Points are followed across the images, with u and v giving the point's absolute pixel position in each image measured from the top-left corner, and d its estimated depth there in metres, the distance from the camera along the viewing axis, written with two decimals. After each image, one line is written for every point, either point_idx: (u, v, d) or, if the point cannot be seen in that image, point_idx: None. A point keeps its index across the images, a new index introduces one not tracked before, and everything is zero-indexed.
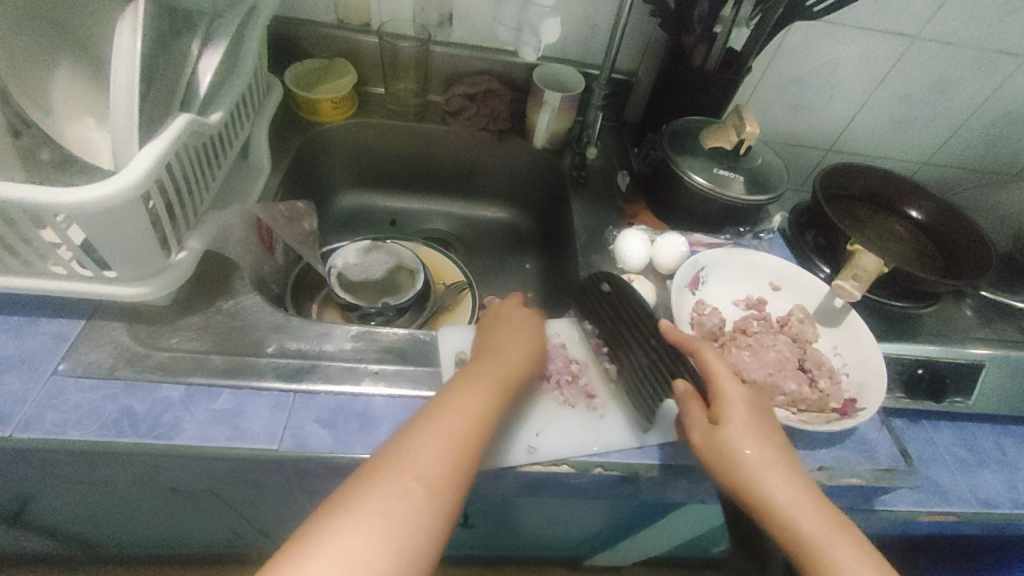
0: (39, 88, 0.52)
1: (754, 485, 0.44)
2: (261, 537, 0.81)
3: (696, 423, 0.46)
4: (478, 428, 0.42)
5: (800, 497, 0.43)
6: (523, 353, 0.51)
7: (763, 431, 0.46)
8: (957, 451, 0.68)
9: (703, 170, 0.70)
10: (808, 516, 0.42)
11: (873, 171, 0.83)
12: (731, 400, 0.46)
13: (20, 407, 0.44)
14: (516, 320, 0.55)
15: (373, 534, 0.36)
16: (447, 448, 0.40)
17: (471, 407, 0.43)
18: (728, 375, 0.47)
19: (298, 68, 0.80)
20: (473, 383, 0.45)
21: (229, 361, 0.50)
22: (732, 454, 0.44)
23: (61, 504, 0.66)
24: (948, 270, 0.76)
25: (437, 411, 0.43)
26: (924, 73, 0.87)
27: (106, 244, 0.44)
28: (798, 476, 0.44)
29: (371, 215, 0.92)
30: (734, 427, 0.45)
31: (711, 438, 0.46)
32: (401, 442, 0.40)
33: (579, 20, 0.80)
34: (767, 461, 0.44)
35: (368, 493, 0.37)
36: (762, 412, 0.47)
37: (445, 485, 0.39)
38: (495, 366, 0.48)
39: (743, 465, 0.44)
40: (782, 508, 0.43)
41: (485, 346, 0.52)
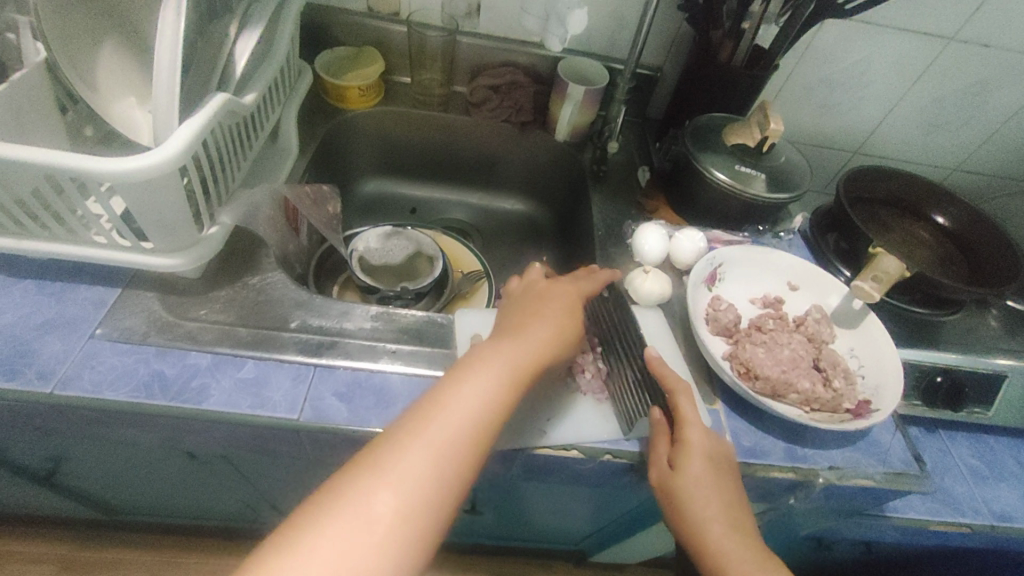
0: (87, 66, 0.54)
1: (698, 534, 0.46)
2: (274, 511, 0.84)
3: (657, 461, 0.49)
4: (501, 409, 0.43)
5: (743, 555, 0.45)
6: (555, 332, 0.50)
7: (721, 484, 0.47)
8: (973, 462, 0.67)
9: (725, 167, 0.70)
10: (747, 566, 0.45)
11: (899, 174, 0.82)
12: (691, 450, 0.47)
13: (60, 365, 0.47)
14: (549, 300, 0.52)
15: (396, 501, 0.38)
16: (467, 426, 0.41)
17: (495, 386, 0.43)
18: (697, 424, 0.47)
19: (329, 55, 0.82)
20: (500, 361, 0.45)
21: (254, 333, 0.52)
22: (681, 502, 0.46)
23: (90, 466, 0.69)
24: (974, 277, 0.75)
25: (458, 387, 0.43)
26: (958, 76, 0.85)
27: (143, 214, 0.46)
28: (744, 533, 0.46)
29: (392, 203, 0.93)
30: (687, 474, 0.46)
31: (666, 479, 0.48)
32: (422, 415, 0.41)
33: (606, 14, 0.81)
34: (716, 514, 0.46)
35: (388, 464, 0.39)
36: (724, 464, 0.48)
37: (465, 461, 0.40)
38: (523, 349, 0.47)
39: (691, 514, 0.46)
40: (720, 561, 0.45)
41: (515, 321, 0.50)
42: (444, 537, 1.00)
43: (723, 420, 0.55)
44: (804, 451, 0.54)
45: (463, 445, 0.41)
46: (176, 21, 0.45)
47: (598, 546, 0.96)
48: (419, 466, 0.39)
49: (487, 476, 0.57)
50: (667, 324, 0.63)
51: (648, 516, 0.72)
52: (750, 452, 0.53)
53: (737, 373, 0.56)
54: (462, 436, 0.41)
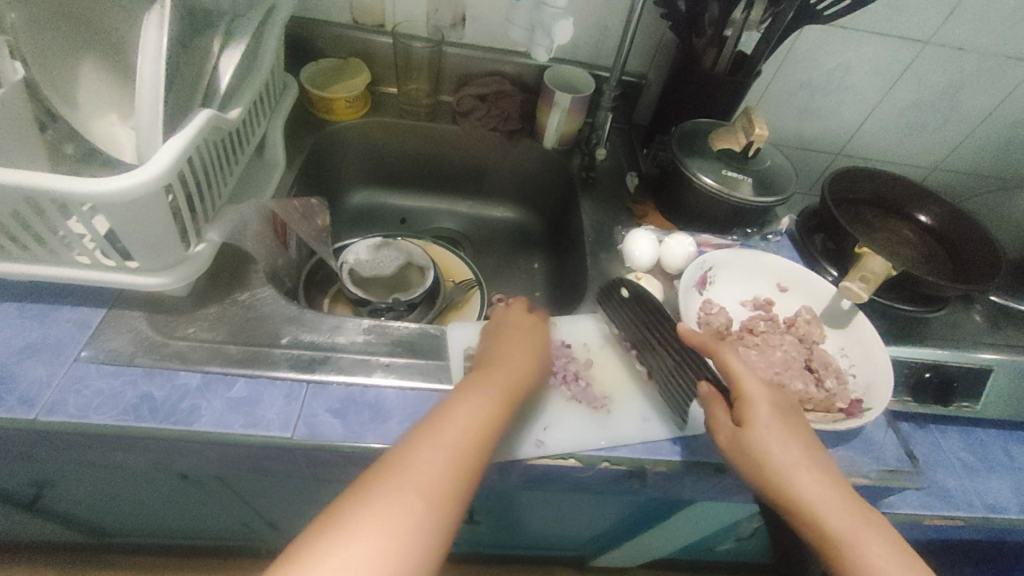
0: (66, 83, 0.54)
1: (787, 485, 0.43)
2: (269, 530, 0.83)
3: (720, 426, 0.47)
4: (496, 421, 0.44)
5: (829, 494, 0.43)
6: (532, 356, 0.52)
7: (792, 431, 0.46)
8: (965, 456, 0.68)
9: (712, 172, 0.70)
10: (835, 506, 0.42)
11: (882, 175, 0.83)
12: (754, 400, 0.46)
13: (45, 390, 0.46)
14: (520, 330, 0.55)
15: (410, 505, 0.37)
16: (470, 436, 0.42)
17: (489, 400, 0.45)
18: (751, 376, 0.47)
19: (314, 68, 0.81)
20: (489, 381, 0.47)
21: (245, 351, 0.51)
22: (762, 456, 0.44)
23: (77, 490, 0.68)
24: (957, 274, 0.76)
25: (455, 403, 0.44)
26: (935, 78, 0.87)
27: (129, 233, 0.46)
28: (824, 473, 0.44)
29: (382, 214, 0.93)
30: (757, 425, 0.45)
31: (736, 439, 0.46)
32: (427, 427, 0.42)
33: (591, 23, 0.82)
34: (798, 460, 0.44)
35: (386, 483, 0.38)
36: (789, 410, 0.47)
37: (469, 470, 0.40)
38: (504, 372, 0.48)
39: (775, 465, 0.44)
40: (812, 506, 0.43)
41: (494, 347, 0.52)
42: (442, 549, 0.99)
43: None
44: None
45: (466, 454, 0.41)
46: (158, 39, 0.44)
47: (598, 551, 0.96)
48: (429, 473, 0.39)
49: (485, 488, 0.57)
50: None
51: (647, 520, 0.72)
52: None
53: None
54: (463, 445, 0.41)
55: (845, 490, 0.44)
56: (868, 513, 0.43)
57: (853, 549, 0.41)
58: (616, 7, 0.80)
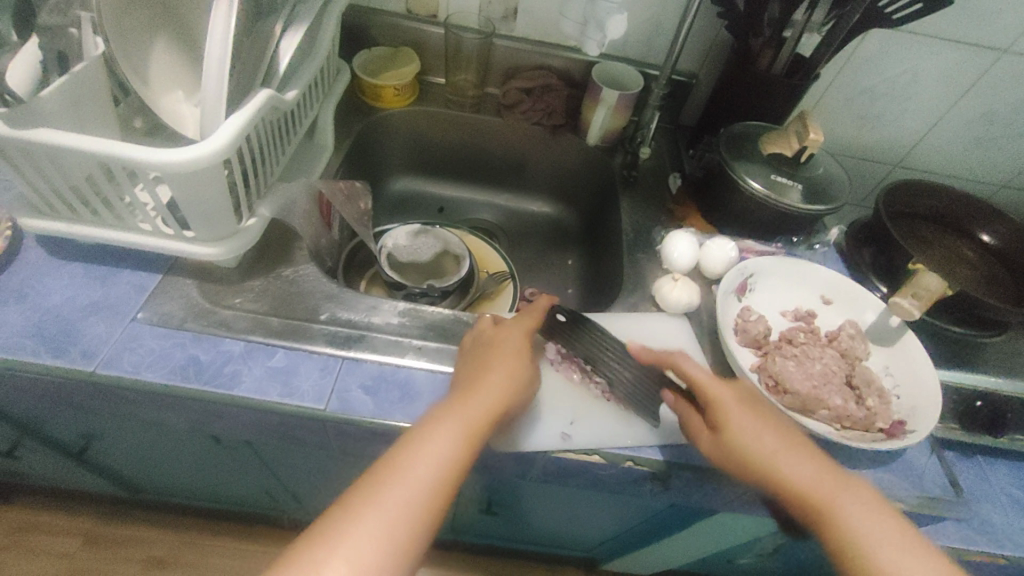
0: (138, 60, 0.57)
1: (770, 473, 0.45)
2: (292, 500, 0.86)
3: (698, 432, 0.48)
4: (453, 472, 0.42)
5: (810, 473, 0.45)
6: (508, 387, 0.47)
7: (763, 419, 0.47)
8: (1015, 493, 0.64)
9: (760, 176, 0.68)
10: (817, 481, 0.45)
11: (943, 189, 0.79)
12: (723, 404, 0.47)
13: (103, 345, 0.49)
14: (501, 349, 0.50)
15: (348, 571, 0.37)
16: (420, 492, 0.41)
17: (449, 447, 0.42)
18: (712, 378, 0.48)
19: (366, 55, 0.83)
20: (453, 420, 0.44)
21: (285, 323, 0.53)
22: (745, 452, 0.45)
23: (121, 445, 0.72)
24: (1019, 299, 0.71)
25: (410, 451, 0.42)
26: (1011, 90, 0.82)
27: (188, 204, 0.48)
28: (801, 451, 0.46)
29: (421, 201, 0.94)
30: (732, 427, 0.46)
31: (716, 445, 0.46)
32: (377, 479, 0.41)
33: (643, 19, 0.80)
34: (778, 447, 0.46)
35: (347, 529, 0.39)
36: (754, 401, 0.48)
37: (419, 526, 0.40)
38: (476, 406, 0.45)
39: (758, 460, 0.45)
40: (798, 488, 0.45)
41: (470, 370, 0.48)
42: (455, 536, 1.00)
43: None
44: None
45: (416, 514, 0.40)
46: (226, 19, 0.46)
47: (611, 555, 0.95)
48: (369, 537, 0.39)
49: (505, 477, 0.57)
50: (692, 332, 0.62)
51: (666, 527, 0.71)
52: None
53: (765, 385, 0.55)
54: (412, 502, 0.40)
55: (824, 463, 0.46)
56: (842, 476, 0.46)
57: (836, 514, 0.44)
58: (671, 4, 0.78)
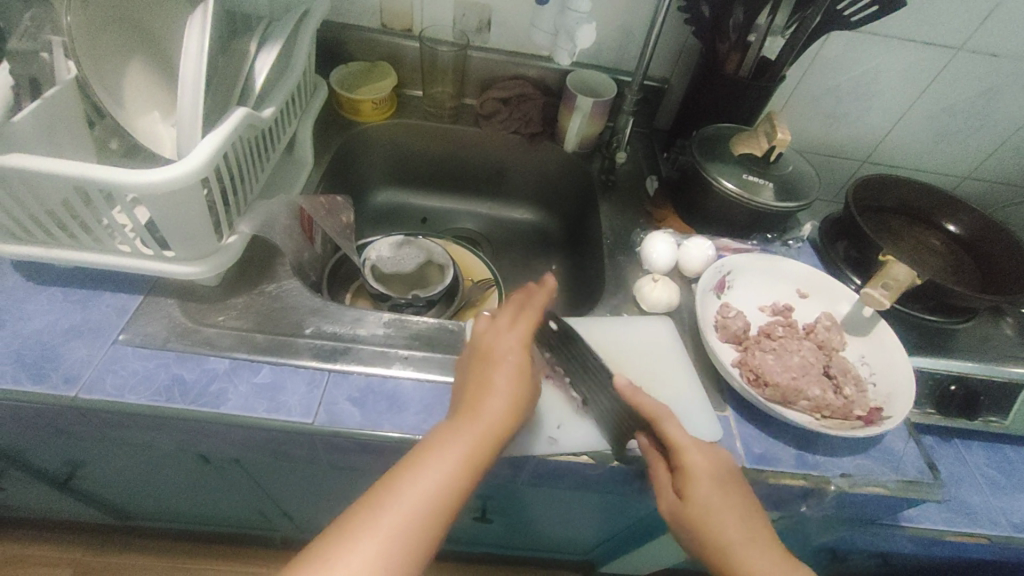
0: (114, 81, 0.57)
1: (720, 552, 0.46)
2: (285, 518, 0.86)
3: (662, 490, 0.48)
4: (452, 500, 0.42)
5: (760, 558, 0.46)
6: (510, 408, 0.46)
7: (731, 499, 0.46)
8: (990, 472, 0.66)
9: (733, 176, 0.70)
10: (764, 573, 0.45)
11: (909, 183, 0.81)
12: (694, 476, 0.46)
13: (85, 369, 0.49)
14: (501, 366, 0.48)
15: None
16: (417, 519, 0.41)
17: (447, 474, 0.42)
18: (693, 446, 0.47)
19: (344, 70, 0.84)
20: (452, 455, 0.43)
21: (271, 339, 0.53)
22: (701, 528, 0.46)
23: (107, 470, 0.71)
24: (985, 286, 0.74)
25: (407, 484, 0.41)
26: (967, 85, 0.85)
27: (167, 224, 0.48)
28: (759, 538, 0.46)
29: (404, 213, 0.95)
30: (694, 500, 0.46)
31: (674, 505, 0.47)
32: (375, 503, 0.41)
33: (614, 27, 0.82)
34: (733, 531, 0.46)
35: (340, 563, 0.38)
36: (729, 477, 0.48)
37: (415, 552, 0.40)
38: (479, 433, 0.44)
39: (711, 539, 0.45)
40: (742, 573, 0.45)
41: (469, 392, 0.47)
42: (452, 544, 1.00)
43: (732, 426, 0.55)
44: (816, 458, 0.54)
45: (416, 544, 0.40)
46: (200, 41, 0.47)
47: (607, 555, 0.96)
48: (363, 562, 0.38)
49: (496, 482, 0.58)
50: (676, 331, 0.63)
51: (659, 524, 0.72)
52: (764, 459, 0.53)
53: (746, 379, 0.56)
54: (412, 534, 0.40)
55: (780, 560, 0.46)
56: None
57: None
58: (640, 13, 0.80)
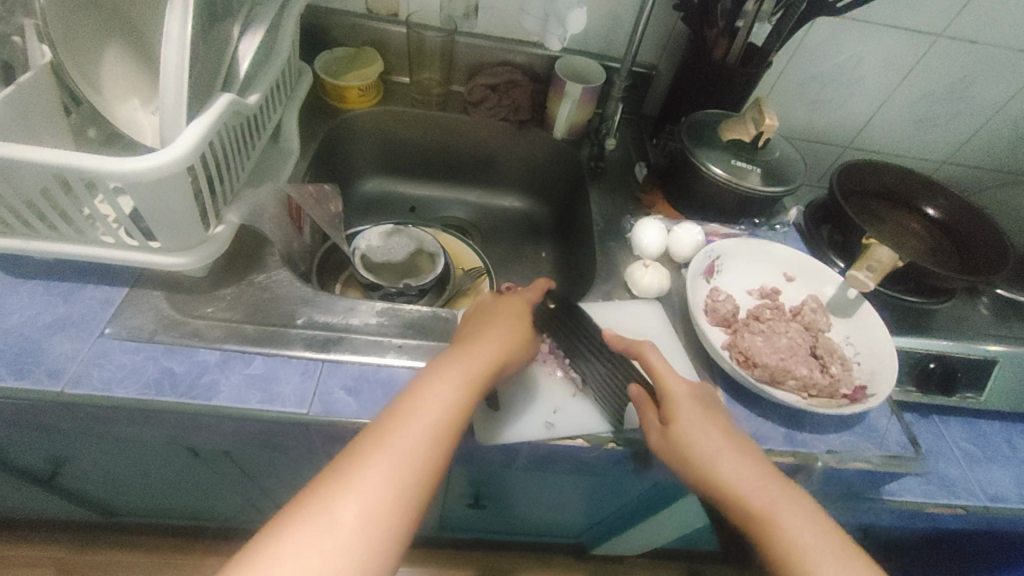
0: (91, 68, 0.55)
1: (712, 476, 0.46)
2: (277, 510, 0.85)
3: (650, 427, 0.49)
4: (457, 415, 0.43)
5: (752, 477, 0.46)
6: (508, 338, 0.50)
7: (712, 416, 0.48)
8: (966, 446, 0.69)
9: (721, 162, 0.71)
10: (759, 489, 0.45)
11: (889, 167, 0.83)
12: (677, 398, 0.48)
13: (71, 364, 0.47)
14: (497, 313, 0.52)
15: (359, 511, 0.38)
16: (427, 433, 0.41)
17: (451, 391, 0.44)
18: (671, 373, 0.49)
19: (328, 56, 0.82)
20: (454, 372, 0.45)
21: (261, 330, 0.53)
22: (687, 446, 0.46)
23: (93, 467, 0.70)
24: (962, 267, 0.76)
25: (411, 400, 0.43)
26: (947, 70, 0.87)
27: (153, 213, 0.47)
28: (747, 458, 0.47)
29: (392, 202, 0.94)
30: (682, 421, 0.47)
31: (663, 438, 0.48)
32: (381, 424, 0.41)
33: (602, 13, 0.82)
34: (720, 447, 0.47)
35: (352, 475, 0.39)
36: (713, 406, 0.49)
37: (427, 462, 0.41)
38: (478, 354, 0.47)
39: (698, 458, 0.46)
40: (736, 491, 0.45)
41: (467, 332, 0.50)
42: (446, 532, 1.01)
43: (723, 407, 0.56)
44: (804, 436, 0.55)
45: (426, 455, 0.41)
46: (182, 24, 0.45)
47: (599, 539, 0.97)
48: (378, 479, 0.39)
49: (492, 467, 0.58)
50: (667, 316, 0.63)
51: (651, 508, 0.73)
52: (753, 438, 0.54)
53: (736, 361, 0.57)
54: (420, 445, 0.41)
55: (774, 477, 0.46)
56: (789, 485, 0.46)
57: (773, 522, 0.44)
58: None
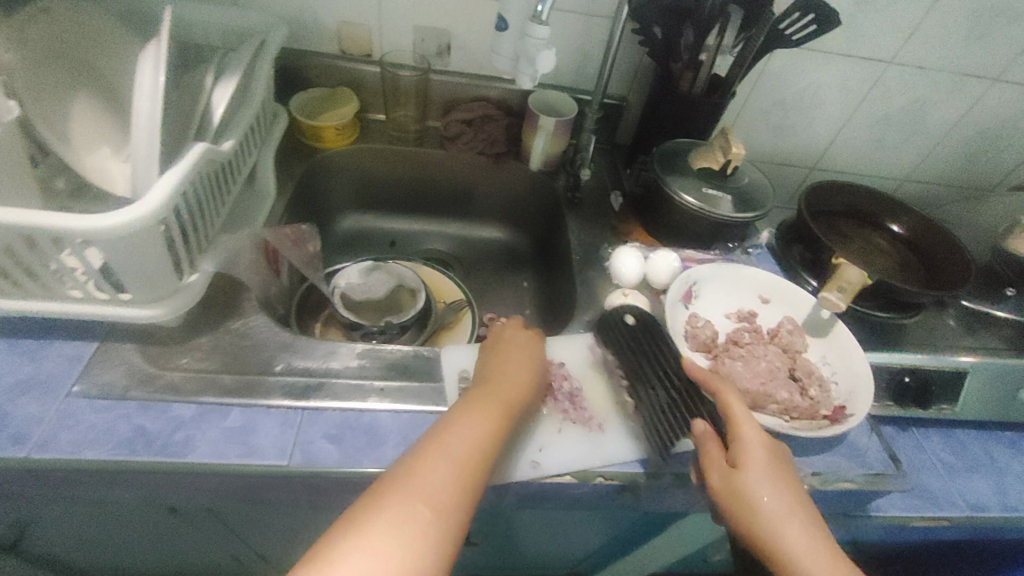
0: (59, 119, 0.54)
1: (771, 526, 0.45)
2: (262, 562, 0.82)
3: (715, 465, 0.48)
4: (503, 430, 0.46)
5: (809, 535, 0.44)
6: (532, 367, 0.54)
7: (781, 475, 0.47)
8: (946, 457, 0.70)
9: (693, 190, 0.73)
10: (813, 550, 0.44)
11: (853, 187, 0.87)
12: (750, 446, 0.47)
13: (37, 428, 0.45)
14: (517, 342, 0.57)
15: (428, 508, 0.38)
16: (482, 442, 0.44)
17: (496, 406, 0.47)
18: (748, 419, 0.49)
19: (303, 96, 0.83)
20: (496, 391, 0.49)
21: (239, 379, 0.52)
22: (747, 497, 0.46)
23: (62, 530, 0.66)
24: (929, 281, 0.79)
25: (466, 412, 0.46)
26: (899, 94, 0.92)
27: (123, 266, 0.46)
28: (808, 518, 0.46)
29: (371, 237, 0.94)
30: (750, 470, 0.46)
31: (727, 481, 0.47)
32: (445, 431, 0.44)
33: (571, 49, 0.85)
34: (786, 505, 0.45)
35: (419, 475, 0.40)
36: (781, 459, 0.49)
37: (483, 468, 0.43)
38: (510, 379, 0.51)
39: (757, 512, 0.45)
40: (791, 547, 0.44)
41: (493, 359, 0.54)
42: None
43: None
44: None
45: (483, 462, 0.43)
46: (154, 77, 0.45)
47: (595, 570, 0.96)
48: (443, 480, 0.40)
49: (480, 509, 0.57)
50: None
51: (645, 536, 0.73)
52: None
53: None
54: (478, 450, 0.43)
55: (831, 543, 0.45)
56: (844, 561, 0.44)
57: None
58: (595, 34, 0.83)
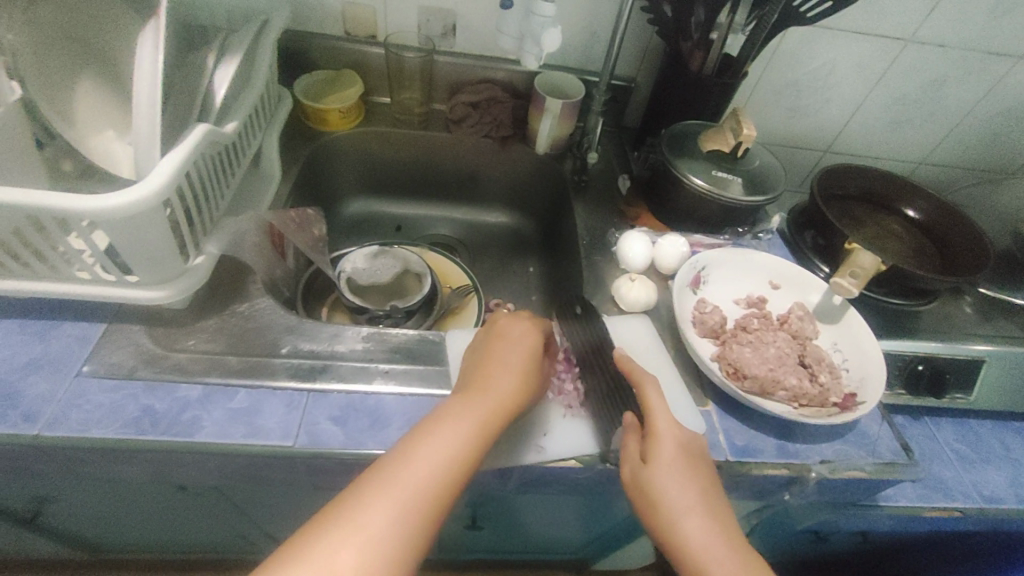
0: (64, 101, 0.55)
1: (675, 524, 0.44)
2: (271, 541, 0.83)
3: (628, 456, 0.48)
4: (466, 465, 0.42)
5: (713, 535, 0.44)
6: (520, 381, 0.49)
7: (692, 472, 0.46)
8: (958, 447, 0.69)
9: (703, 173, 0.71)
10: (713, 551, 0.44)
11: (868, 171, 0.85)
12: (661, 441, 0.47)
13: (47, 405, 0.46)
14: (509, 347, 0.52)
15: (358, 557, 0.37)
16: (434, 480, 0.40)
17: (463, 437, 0.43)
18: (665, 413, 0.48)
19: (308, 79, 0.82)
20: (465, 416, 0.44)
21: (244, 361, 0.52)
22: (653, 495, 0.45)
23: (77, 506, 0.68)
24: (946, 268, 0.77)
25: (423, 443, 0.42)
26: (919, 74, 0.89)
27: (127, 248, 0.46)
28: (715, 516, 0.45)
29: (376, 222, 0.93)
30: (658, 467, 0.46)
31: (637, 473, 0.47)
32: (391, 465, 0.41)
33: (579, 28, 0.83)
34: (692, 503, 0.45)
35: (354, 518, 0.38)
36: (697, 455, 0.48)
37: (432, 511, 0.40)
38: (488, 400, 0.46)
39: (665, 512, 0.45)
40: (693, 550, 0.44)
41: (479, 369, 0.50)
42: (443, 554, 0.99)
43: (715, 421, 0.56)
44: (796, 447, 0.55)
45: (432, 505, 0.40)
46: (153, 56, 0.45)
47: (599, 554, 0.96)
48: (381, 525, 0.38)
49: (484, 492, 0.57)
50: (656, 330, 0.63)
51: (649, 522, 0.73)
52: (745, 452, 0.54)
53: (725, 373, 0.57)
54: (427, 492, 0.40)
55: (740, 545, 0.44)
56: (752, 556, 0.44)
57: None
58: (604, 13, 0.81)
